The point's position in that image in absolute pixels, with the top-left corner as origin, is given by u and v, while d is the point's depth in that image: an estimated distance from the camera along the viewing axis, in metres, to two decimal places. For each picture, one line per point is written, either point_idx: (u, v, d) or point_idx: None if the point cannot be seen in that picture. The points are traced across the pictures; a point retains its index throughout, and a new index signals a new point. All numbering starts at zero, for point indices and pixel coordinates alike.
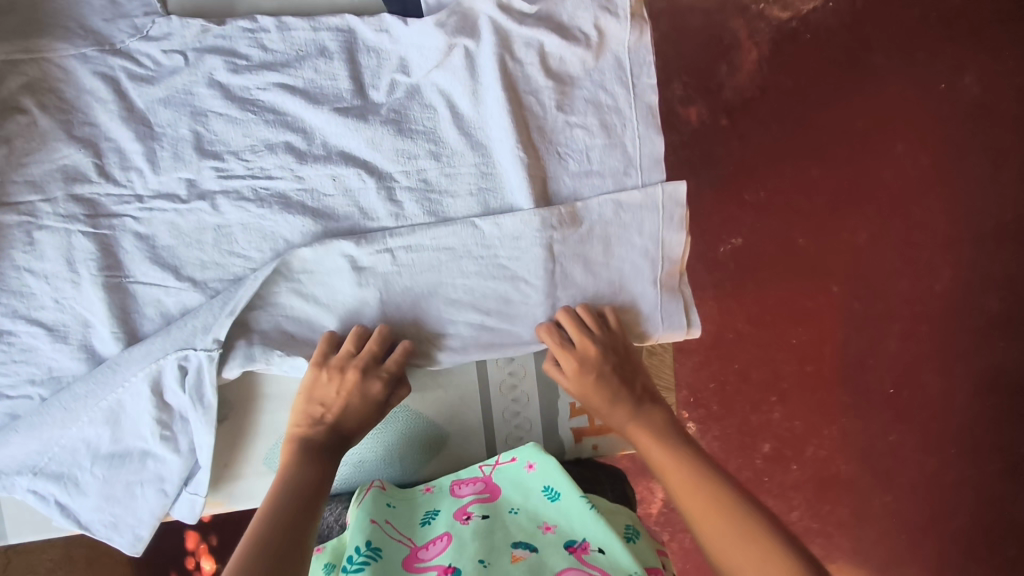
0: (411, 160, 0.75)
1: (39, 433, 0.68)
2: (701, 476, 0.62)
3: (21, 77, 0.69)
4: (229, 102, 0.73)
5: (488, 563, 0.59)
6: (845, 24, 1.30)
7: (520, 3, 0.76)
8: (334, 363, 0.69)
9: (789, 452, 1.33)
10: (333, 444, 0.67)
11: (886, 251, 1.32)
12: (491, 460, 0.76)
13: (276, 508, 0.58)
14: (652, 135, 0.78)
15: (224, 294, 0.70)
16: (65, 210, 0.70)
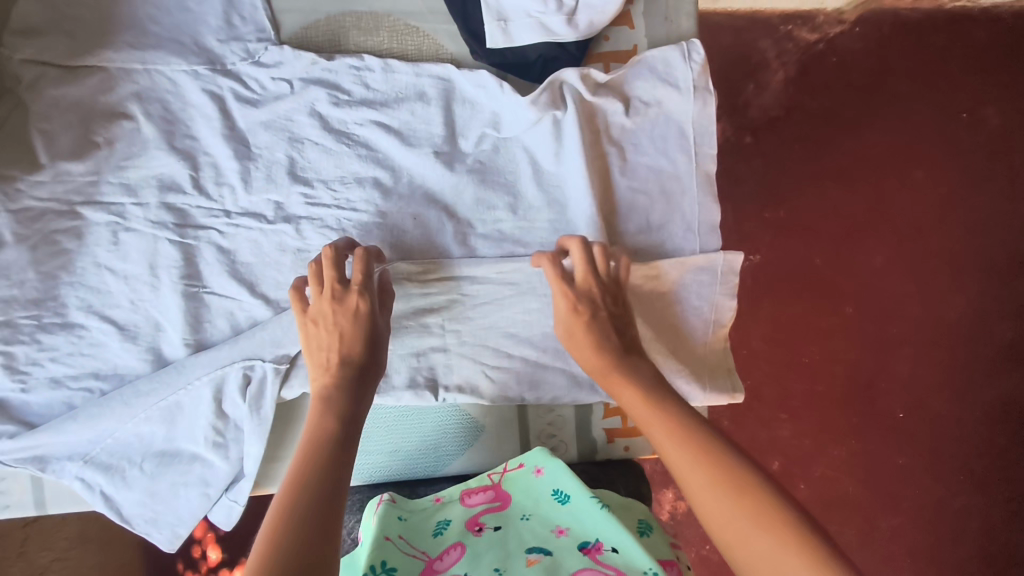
0: (478, 198, 0.77)
1: (95, 423, 0.70)
2: (683, 419, 0.56)
3: (133, 86, 0.72)
4: (327, 134, 0.75)
5: (503, 570, 0.58)
6: (870, 49, 1.32)
7: (596, 74, 0.76)
8: (314, 305, 0.65)
9: (796, 471, 1.31)
10: (351, 386, 0.61)
11: (902, 275, 1.33)
12: (497, 469, 0.76)
13: (306, 470, 0.50)
14: (710, 203, 0.80)
15: (293, 309, 0.72)
16: (154, 216, 0.72)
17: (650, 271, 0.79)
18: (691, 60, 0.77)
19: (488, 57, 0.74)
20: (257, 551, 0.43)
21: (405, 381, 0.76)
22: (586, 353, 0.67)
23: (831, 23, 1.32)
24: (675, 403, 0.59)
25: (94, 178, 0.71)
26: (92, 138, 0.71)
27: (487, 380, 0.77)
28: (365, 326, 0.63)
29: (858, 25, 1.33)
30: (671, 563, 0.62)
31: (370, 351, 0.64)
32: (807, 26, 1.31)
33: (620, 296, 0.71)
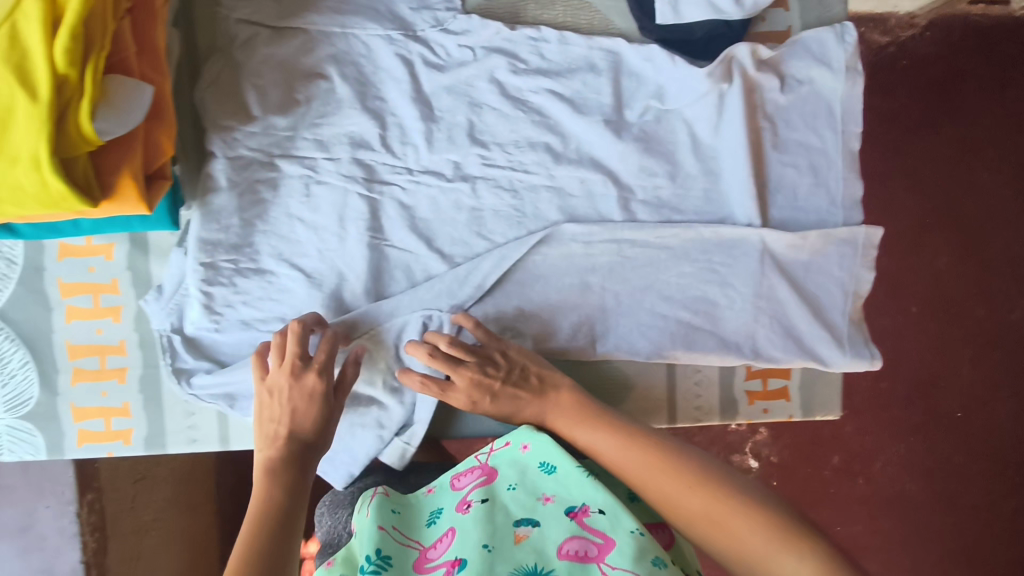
0: (638, 167, 0.81)
1: None
2: (624, 440, 0.66)
3: (332, 49, 0.77)
4: (505, 100, 0.80)
5: (491, 547, 0.59)
6: (940, 54, 1.28)
7: (762, 49, 0.80)
8: (273, 377, 0.69)
9: (857, 466, 1.32)
10: (294, 458, 0.65)
11: (967, 278, 1.29)
12: (484, 447, 0.71)
13: (255, 536, 0.55)
14: (854, 179, 0.84)
15: (470, 265, 0.77)
16: (345, 170, 0.77)
17: (802, 243, 0.83)
18: (845, 42, 0.81)
19: (652, 32, 0.80)
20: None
21: (571, 329, 0.81)
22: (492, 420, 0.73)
23: (903, 26, 1.28)
24: (609, 422, 0.68)
25: (292, 133, 0.76)
26: (293, 96, 0.75)
27: (642, 338, 0.82)
28: (318, 409, 0.67)
29: (927, 29, 1.28)
30: (663, 527, 0.65)
31: (320, 426, 0.67)
32: (880, 28, 1.27)
33: (484, 387, 0.72)
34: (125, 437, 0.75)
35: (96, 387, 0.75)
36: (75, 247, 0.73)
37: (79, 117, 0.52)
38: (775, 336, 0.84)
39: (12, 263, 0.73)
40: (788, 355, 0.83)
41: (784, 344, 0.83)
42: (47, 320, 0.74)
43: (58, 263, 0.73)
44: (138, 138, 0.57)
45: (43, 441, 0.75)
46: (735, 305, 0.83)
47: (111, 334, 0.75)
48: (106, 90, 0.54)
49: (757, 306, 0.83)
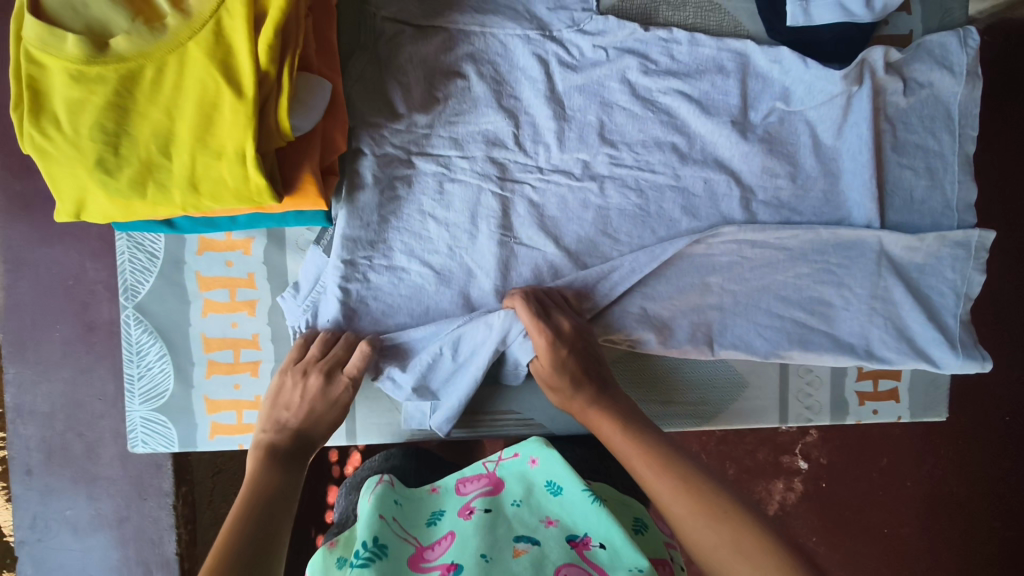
0: (763, 167, 0.80)
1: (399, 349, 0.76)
2: (664, 460, 0.56)
3: (470, 48, 0.78)
4: (634, 100, 0.80)
5: (490, 557, 0.54)
6: None
7: (892, 52, 0.81)
8: (280, 380, 0.69)
9: None
10: (294, 449, 0.63)
11: None
12: (492, 457, 0.72)
13: (260, 493, 0.54)
14: (971, 181, 0.84)
15: (599, 270, 0.77)
16: (480, 168, 0.78)
17: (913, 247, 0.81)
18: (969, 45, 0.82)
19: (781, 34, 0.82)
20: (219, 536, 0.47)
21: (688, 333, 0.80)
22: (565, 383, 0.70)
23: None
24: (654, 443, 0.59)
25: (428, 131, 0.77)
26: (433, 94, 0.77)
27: (760, 337, 0.80)
28: (337, 413, 0.69)
29: None
30: (664, 563, 0.60)
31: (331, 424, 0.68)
32: None
33: (573, 353, 0.71)
34: (256, 430, 0.76)
35: (230, 379, 0.75)
36: (215, 241, 0.75)
37: (277, 113, 0.54)
38: (889, 339, 0.81)
39: (155, 256, 0.74)
40: (900, 357, 0.80)
41: (897, 347, 0.81)
42: (185, 313, 0.75)
43: (198, 257, 0.75)
44: (318, 135, 0.59)
45: (176, 433, 0.75)
46: (851, 305, 0.80)
47: (246, 327, 0.76)
48: (295, 88, 0.56)
49: (874, 307, 0.81)
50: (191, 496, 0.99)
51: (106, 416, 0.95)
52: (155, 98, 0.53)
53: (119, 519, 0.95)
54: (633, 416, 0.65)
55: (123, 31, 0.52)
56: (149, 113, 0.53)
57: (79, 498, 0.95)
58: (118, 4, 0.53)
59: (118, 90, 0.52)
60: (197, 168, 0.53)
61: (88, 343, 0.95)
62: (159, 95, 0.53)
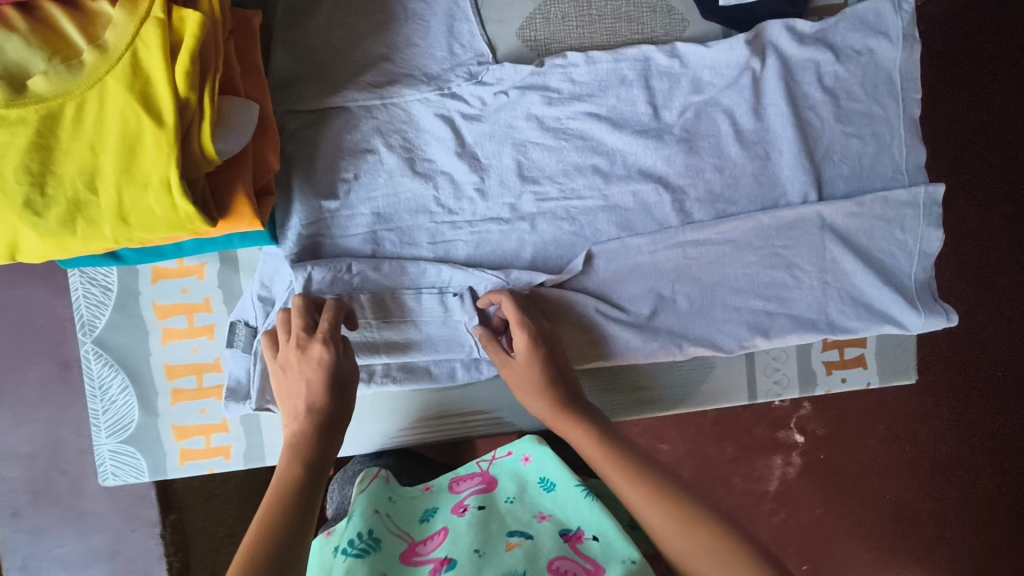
0: (705, 155, 0.81)
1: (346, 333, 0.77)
2: (630, 467, 0.58)
3: (374, 121, 0.76)
4: (546, 133, 0.78)
5: (483, 551, 0.58)
6: None
7: (802, 25, 0.81)
8: (283, 354, 0.68)
9: (902, 432, 1.17)
10: (315, 430, 0.62)
11: None
12: (486, 456, 0.76)
13: (283, 510, 0.53)
14: (916, 144, 0.85)
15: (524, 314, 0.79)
16: (408, 236, 0.78)
17: (858, 216, 0.83)
18: (902, 9, 0.82)
19: (715, 14, 0.80)
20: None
21: (649, 310, 0.82)
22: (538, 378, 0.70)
23: None
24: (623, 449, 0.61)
25: (348, 211, 0.76)
26: (370, 107, 0.76)
27: (722, 324, 0.83)
28: (326, 376, 0.65)
29: None
30: None
31: (343, 399, 0.67)
32: None
33: (554, 355, 0.72)
34: (226, 452, 0.76)
35: (195, 406, 0.76)
36: (167, 269, 0.75)
37: (201, 137, 0.55)
38: (846, 306, 0.84)
39: (108, 290, 0.75)
40: (862, 323, 0.84)
41: (855, 313, 0.84)
42: (144, 343, 0.76)
43: (153, 286, 0.75)
44: (249, 156, 0.59)
45: (146, 463, 0.75)
46: (795, 279, 0.83)
47: (207, 352, 0.76)
48: (219, 112, 0.57)
49: (825, 281, 0.84)
50: (180, 524, 0.96)
51: (88, 452, 0.93)
52: (79, 136, 0.54)
53: (110, 552, 0.91)
54: (603, 429, 0.65)
55: (42, 73, 0.54)
56: (74, 151, 0.54)
57: (67, 537, 0.91)
58: (33, 45, 0.54)
59: (40, 131, 0.53)
60: (124, 201, 0.54)
61: (63, 382, 0.94)
62: (81, 132, 0.54)
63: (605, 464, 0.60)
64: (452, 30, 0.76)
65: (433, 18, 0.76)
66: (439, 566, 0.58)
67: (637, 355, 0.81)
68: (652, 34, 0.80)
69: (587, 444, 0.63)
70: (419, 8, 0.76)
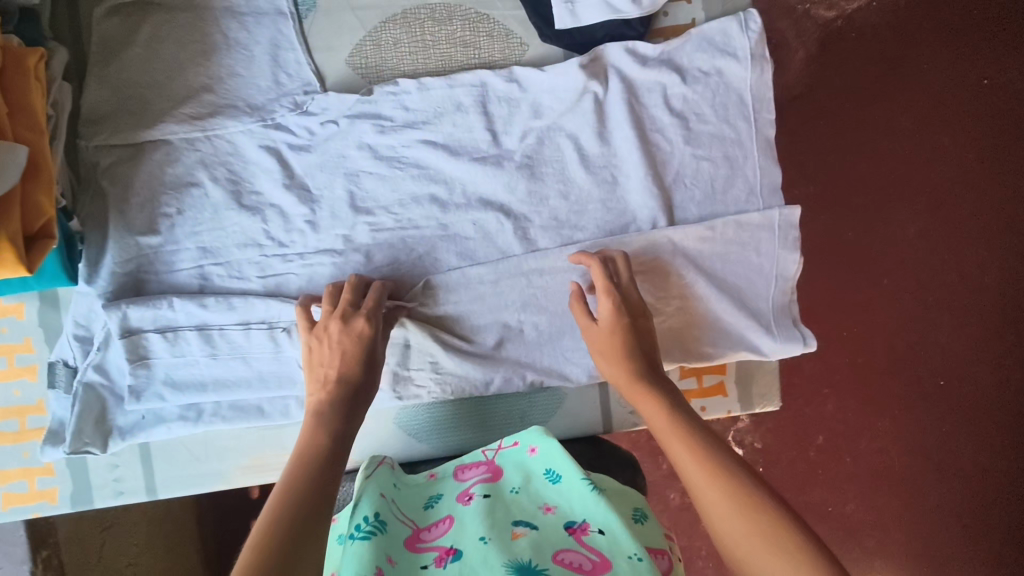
0: (549, 181, 0.79)
1: (171, 369, 0.76)
2: (690, 443, 0.56)
3: (196, 154, 0.74)
4: (379, 162, 0.77)
5: (489, 539, 0.56)
6: (888, 22, 1.24)
7: (644, 47, 0.79)
8: (322, 322, 0.69)
9: (842, 443, 1.31)
10: (344, 400, 0.63)
11: (934, 244, 1.29)
12: (492, 445, 0.73)
13: (300, 480, 0.52)
14: (771, 166, 0.83)
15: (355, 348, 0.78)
16: (236, 270, 0.76)
17: (708, 241, 0.81)
18: (749, 29, 0.81)
19: (553, 38, 0.77)
20: (257, 540, 0.45)
21: (494, 341, 0.80)
22: (626, 345, 0.70)
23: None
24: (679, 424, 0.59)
25: (172, 246, 0.75)
26: (191, 140, 0.74)
27: (570, 354, 0.81)
28: (360, 351, 0.66)
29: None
30: (661, 552, 0.59)
31: (370, 369, 0.67)
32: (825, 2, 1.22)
33: (632, 326, 0.71)
34: (51, 495, 0.75)
35: (17, 449, 0.75)
36: None
37: None
38: (702, 333, 0.82)
39: None
40: (716, 351, 0.82)
41: (710, 341, 0.82)
42: None
43: None
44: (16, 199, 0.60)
45: None
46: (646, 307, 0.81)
47: (29, 394, 0.75)
48: None
49: (678, 307, 0.82)
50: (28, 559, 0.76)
51: None
52: None
53: None
54: (676, 403, 0.63)
55: None
56: None
57: None
58: None
59: None
60: None
61: None
62: None
63: (671, 435, 0.58)
64: (277, 59, 0.75)
65: (255, 47, 0.74)
66: (444, 556, 0.56)
67: (480, 390, 0.80)
68: (490, 59, 0.78)
69: (656, 416, 0.62)
70: (241, 37, 0.74)
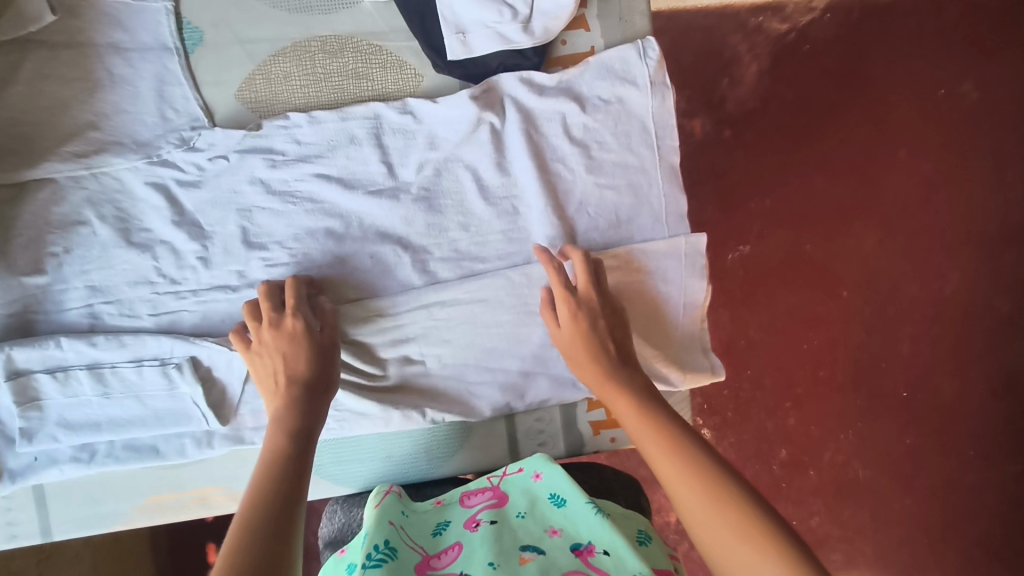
0: (447, 213, 0.78)
1: (64, 410, 0.74)
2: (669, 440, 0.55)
3: (84, 192, 0.73)
4: (272, 197, 0.76)
5: (497, 564, 0.55)
6: (842, 36, 1.28)
7: (540, 77, 0.79)
8: (255, 335, 0.67)
9: (806, 458, 1.27)
10: (298, 400, 0.62)
11: (893, 254, 1.27)
12: (497, 471, 0.73)
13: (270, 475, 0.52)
14: (676, 193, 0.82)
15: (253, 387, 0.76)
16: (128, 308, 0.75)
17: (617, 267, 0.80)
18: (647, 57, 0.80)
19: (447, 69, 0.77)
20: (242, 527, 0.45)
21: (396, 374, 0.78)
22: (593, 346, 0.70)
23: (802, 12, 1.27)
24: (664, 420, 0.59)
25: (61, 285, 0.73)
26: (77, 178, 0.73)
27: (475, 386, 0.80)
28: (310, 348, 0.66)
29: (828, 11, 1.28)
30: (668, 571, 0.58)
31: (320, 365, 0.66)
32: (777, 16, 1.27)
33: (598, 329, 0.71)
34: None
35: None
36: None
37: None
38: None
39: None
40: None
41: None
42: None
43: None
44: None
45: None
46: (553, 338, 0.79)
47: None
48: None
49: None
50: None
51: None
52: None
53: None
54: (655, 398, 0.63)
55: None
56: None
57: None
58: None
59: None
60: None
61: None
62: None
63: (651, 434, 0.58)
64: (163, 95, 0.75)
65: (142, 84, 0.74)
66: None
67: (381, 426, 0.78)
68: (385, 90, 0.78)
69: (632, 421, 0.60)
70: (126, 73, 0.74)
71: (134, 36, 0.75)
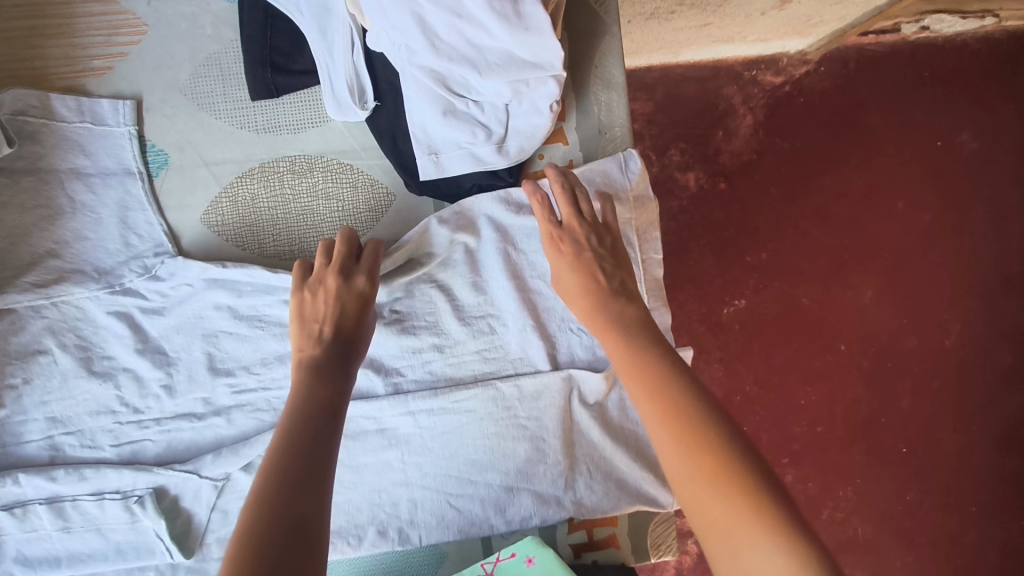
0: (421, 333, 0.77)
1: (21, 546, 0.71)
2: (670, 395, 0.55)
3: (43, 322, 0.71)
4: (238, 320, 0.73)
5: None
6: (839, 87, 1.20)
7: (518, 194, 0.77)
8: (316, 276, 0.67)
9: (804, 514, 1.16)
10: (334, 362, 0.62)
11: (892, 308, 1.19)
12: (489, 557, 0.73)
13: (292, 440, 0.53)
14: (662, 309, 0.78)
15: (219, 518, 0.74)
16: (89, 440, 0.72)
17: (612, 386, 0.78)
18: (628, 169, 0.78)
19: (417, 187, 0.74)
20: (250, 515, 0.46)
21: (370, 498, 0.76)
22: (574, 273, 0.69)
23: (796, 65, 1.19)
24: (664, 369, 0.58)
25: (19, 416, 0.71)
26: (36, 309, 0.71)
27: (452, 508, 0.76)
28: (358, 306, 0.67)
29: (823, 64, 1.20)
30: None
31: (359, 316, 0.66)
32: (772, 69, 1.18)
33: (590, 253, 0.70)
34: None
35: None
36: None
37: None
38: (595, 479, 0.77)
39: None
40: (610, 502, 0.77)
41: (603, 490, 0.77)
42: None
43: None
44: None
45: None
46: (534, 456, 0.76)
47: None
48: None
49: (568, 457, 0.77)
50: None
51: None
52: None
53: None
54: (646, 337, 0.63)
55: None
56: None
57: None
58: None
59: None
60: None
61: None
62: None
63: (647, 384, 0.57)
64: (127, 220, 0.73)
65: (104, 210, 0.73)
66: None
67: (351, 548, 0.75)
68: (355, 210, 0.76)
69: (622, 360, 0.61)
70: (88, 199, 0.73)
71: (97, 162, 0.74)
